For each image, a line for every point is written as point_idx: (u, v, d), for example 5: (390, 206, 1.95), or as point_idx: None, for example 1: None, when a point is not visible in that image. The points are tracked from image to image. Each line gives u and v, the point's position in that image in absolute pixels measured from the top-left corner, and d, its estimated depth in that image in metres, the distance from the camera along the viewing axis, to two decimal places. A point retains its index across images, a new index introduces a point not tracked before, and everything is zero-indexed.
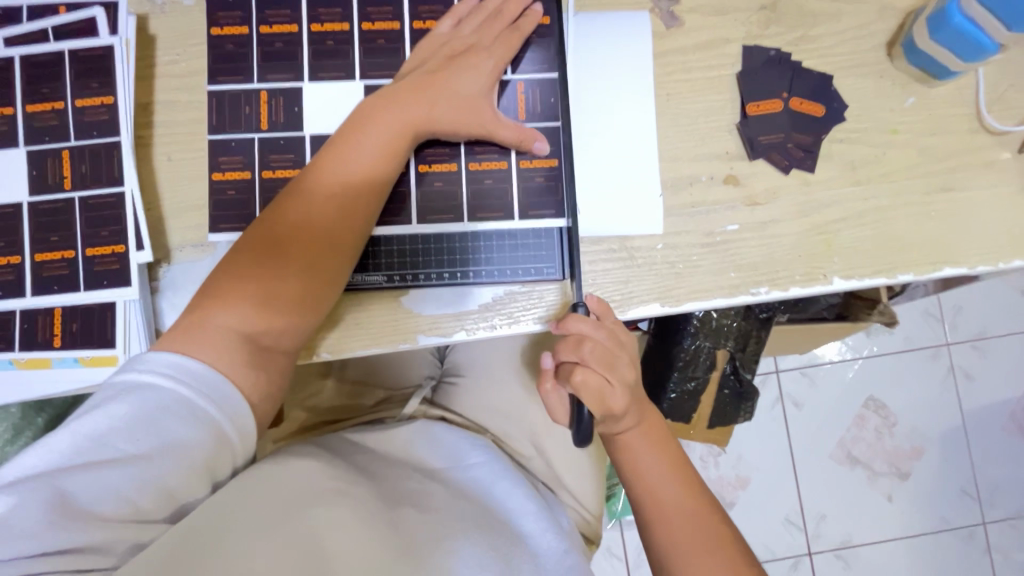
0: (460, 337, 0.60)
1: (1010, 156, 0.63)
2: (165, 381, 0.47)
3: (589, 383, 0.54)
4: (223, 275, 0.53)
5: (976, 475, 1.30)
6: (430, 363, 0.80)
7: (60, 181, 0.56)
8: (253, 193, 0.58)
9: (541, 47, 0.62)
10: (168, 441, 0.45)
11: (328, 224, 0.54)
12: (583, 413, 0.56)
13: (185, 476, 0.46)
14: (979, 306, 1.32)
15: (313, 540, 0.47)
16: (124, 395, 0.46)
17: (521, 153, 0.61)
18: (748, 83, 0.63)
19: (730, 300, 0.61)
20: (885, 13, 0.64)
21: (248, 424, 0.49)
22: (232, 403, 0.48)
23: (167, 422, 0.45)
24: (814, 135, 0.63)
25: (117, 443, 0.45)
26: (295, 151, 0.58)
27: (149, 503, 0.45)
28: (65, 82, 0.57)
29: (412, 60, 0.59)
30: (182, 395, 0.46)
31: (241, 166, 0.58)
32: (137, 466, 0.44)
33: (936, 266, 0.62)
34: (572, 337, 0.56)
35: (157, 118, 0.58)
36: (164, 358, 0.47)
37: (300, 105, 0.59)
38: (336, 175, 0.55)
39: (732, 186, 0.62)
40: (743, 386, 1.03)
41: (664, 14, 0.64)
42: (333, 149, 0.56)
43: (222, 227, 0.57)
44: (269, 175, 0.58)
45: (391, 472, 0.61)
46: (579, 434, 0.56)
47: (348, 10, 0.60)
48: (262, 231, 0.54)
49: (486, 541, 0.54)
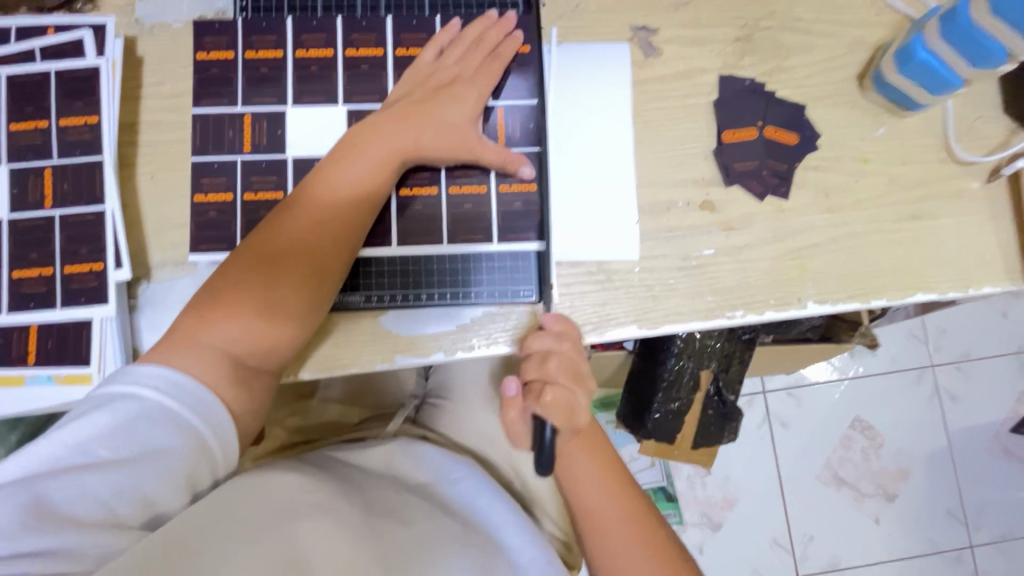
0: (438, 357, 0.60)
1: (979, 186, 0.65)
2: (147, 391, 0.47)
3: (559, 399, 0.55)
4: (211, 294, 0.53)
5: (962, 497, 1.30)
6: (415, 383, 0.81)
7: (41, 199, 0.56)
8: (234, 214, 0.58)
9: (560, 355, 0.56)
10: (150, 448, 0.45)
11: (320, 241, 0.55)
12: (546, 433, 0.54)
13: (165, 484, 0.46)
14: (962, 329, 1.34)
15: (290, 546, 0.46)
16: (106, 404, 0.46)
17: (502, 178, 0.62)
18: (723, 112, 0.65)
19: (706, 324, 0.62)
20: (856, 47, 0.66)
21: (232, 439, 0.50)
22: (215, 413, 0.48)
23: (149, 430, 0.45)
24: (788, 163, 0.64)
25: (97, 450, 0.45)
26: (277, 174, 0.59)
27: (128, 510, 0.44)
28: (50, 101, 0.57)
29: (400, 86, 0.60)
30: (166, 405, 0.46)
31: (223, 188, 0.58)
32: (119, 473, 0.44)
33: (908, 291, 0.63)
34: (536, 355, 0.57)
35: (141, 138, 0.59)
36: (148, 370, 0.47)
37: (283, 128, 0.60)
38: (326, 196, 0.56)
39: (708, 212, 0.63)
40: (726, 407, 1.06)
41: (643, 44, 0.65)
42: (323, 169, 0.57)
43: (203, 247, 0.58)
44: (251, 197, 0.59)
45: (373, 484, 0.61)
46: (542, 461, 0.53)
47: (334, 37, 0.61)
48: (250, 251, 0.54)
49: (463, 549, 0.55)
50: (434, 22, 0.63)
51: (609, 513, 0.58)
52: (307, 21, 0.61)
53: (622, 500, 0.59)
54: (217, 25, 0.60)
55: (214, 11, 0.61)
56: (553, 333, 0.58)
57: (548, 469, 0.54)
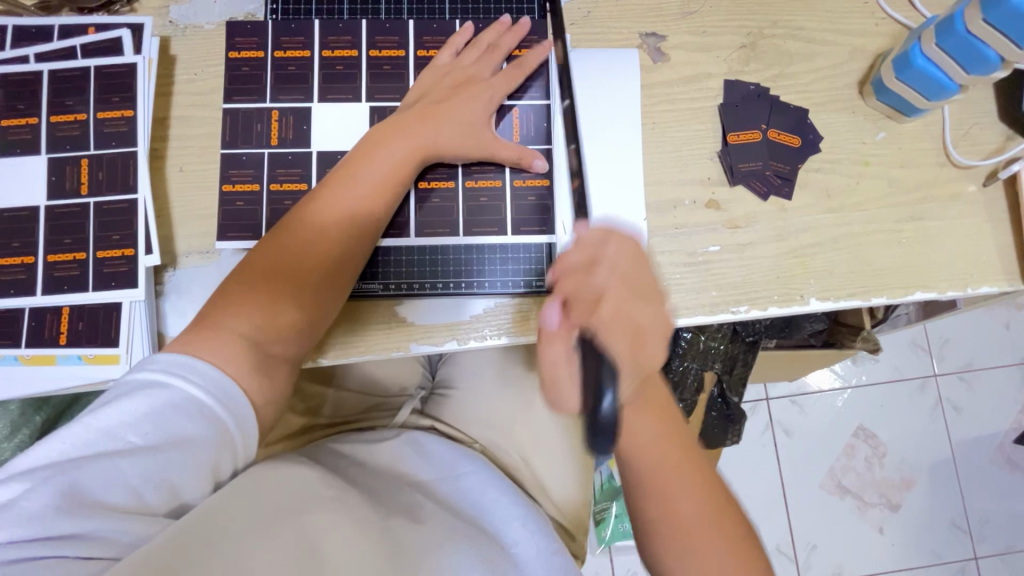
0: (451, 346, 0.62)
1: (976, 190, 0.67)
2: (174, 381, 0.48)
3: (615, 320, 0.45)
4: (236, 283, 0.55)
5: (967, 508, 1.30)
6: (420, 374, 0.82)
7: (77, 187, 0.59)
8: (260, 204, 0.61)
9: (608, 263, 0.46)
10: (176, 436, 0.46)
11: (347, 243, 0.58)
12: (604, 401, 0.40)
13: (190, 473, 0.47)
14: (965, 338, 1.35)
15: (306, 543, 0.48)
16: (135, 392, 0.47)
17: (516, 173, 0.65)
18: (729, 115, 0.67)
19: (711, 318, 0.64)
20: (856, 55, 0.69)
21: (251, 425, 0.51)
22: (236, 404, 0.49)
23: (175, 419, 0.46)
24: (791, 164, 0.67)
25: (126, 437, 0.46)
26: (302, 167, 0.62)
27: (155, 498, 0.46)
28: (88, 96, 0.60)
29: (416, 89, 0.63)
30: (192, 395, 0.48)
31: (250, 180, 0.61)
32: (146, 460, 0.46)
33: (908, 290, 0.65)
34: (579, 266, 0.47)
35: (172, 132, 0.62)
36: (174, 359, 0.49)
37: (309, 124, 0.63)
38: (350, 198, 0.58)
39: (714, 210, 0.66)
40: (730, 409, 1.08)
41: (652, 50, 0.68)
42: (343, 170, 0.59)
43: (229, 236, 0.60)
44: (276, 188, 0.61)
45: (380, 481, 0.63)
46: (597, 431, 0.41)
47: (357, 39, 0.64)
48: (274, 242, 0.57)
49: (475, 546, 0.56)
50: (453, 26, 0.66)
51: (686, 510, 0.52)
52: (334, 24, 0.64)
53: (689, 470, 0.53)
54: (248, 27, 0.64)
55: (245, 14, 0.65)
56: (594, 238, 0.47)
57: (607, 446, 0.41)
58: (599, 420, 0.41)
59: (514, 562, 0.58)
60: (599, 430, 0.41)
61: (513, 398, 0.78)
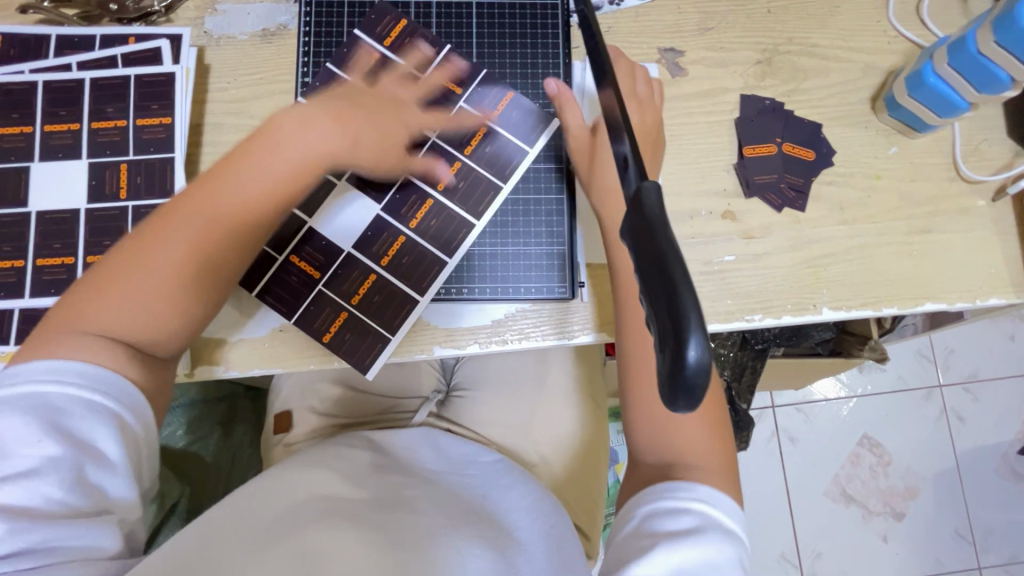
0: (473, 350, 0.64)
1: (985, 205, 0.69)
2: (52, 387, 0.45)
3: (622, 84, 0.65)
4: (97, 285, 0.51)
5: (971, 517, 1.31)
6: (436, 378, 0.82)
7: (116, 191, 0.61)
8: (306, 287, 0.63)
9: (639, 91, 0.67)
10: (76, 435, 0.44)
11: (231, 245, 0.55)
12: (688, 352, 0.28)
13: (107, 466, 0.45)
14: (970, 349, 1.36)
15: (307, 548, 0.48)
16: (9, 408, 0.43)
17: (519, 134, 0.66)
18: (745, 129, 0.69)
19: (726, 325, 0.65)
20: (868, 72, 0.71)
21: (145, 408, 0.49)
22: (127, 391, 0.48)
23: (70, 421, 0.44)
24: (805, 177, 0.69)
25: (18, 451, 0.42)
26: (331, 254, 0.63)
27: (87, 500, 0.44)
28: (128, 103, 0.63)
29: (331, 91, 0.62)
30: (77, 395, 0.45)
31: (294, 288, 0.63)
32: (53, 466, 0.42)
33: (918, 301, 0.67)
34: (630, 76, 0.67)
35: (206, 138, 0.64)
36: (48, 367, 0.46)
37: (327, 233, 0.64)
38: (242, 195, 0.55)
39: (730, 221, 0.68)
40: (738, 416, 1.11)
41: (670, 64, 0.70)
42: (234, 161, 0.56)
43: (269, 301, 0.62)
44: (314, 275, 0.63)
45: (384, 475, 0.64)
46: (686, 384, 0.28)
47: (376, 49, 0.66)
48: (146, 242, 0.52)
49: (481, 536, 0.56)
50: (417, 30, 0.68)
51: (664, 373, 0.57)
52: (340, 51, 0.66)
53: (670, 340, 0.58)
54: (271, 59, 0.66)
55: (277, 26, 0.67)
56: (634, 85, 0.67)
57: (690, 403, 0.29)
58: (678, 384, 0.29)
59: (519, 545, 0.57)
60: (681, 395, 0.29)
61: (528, 401, 0.80)
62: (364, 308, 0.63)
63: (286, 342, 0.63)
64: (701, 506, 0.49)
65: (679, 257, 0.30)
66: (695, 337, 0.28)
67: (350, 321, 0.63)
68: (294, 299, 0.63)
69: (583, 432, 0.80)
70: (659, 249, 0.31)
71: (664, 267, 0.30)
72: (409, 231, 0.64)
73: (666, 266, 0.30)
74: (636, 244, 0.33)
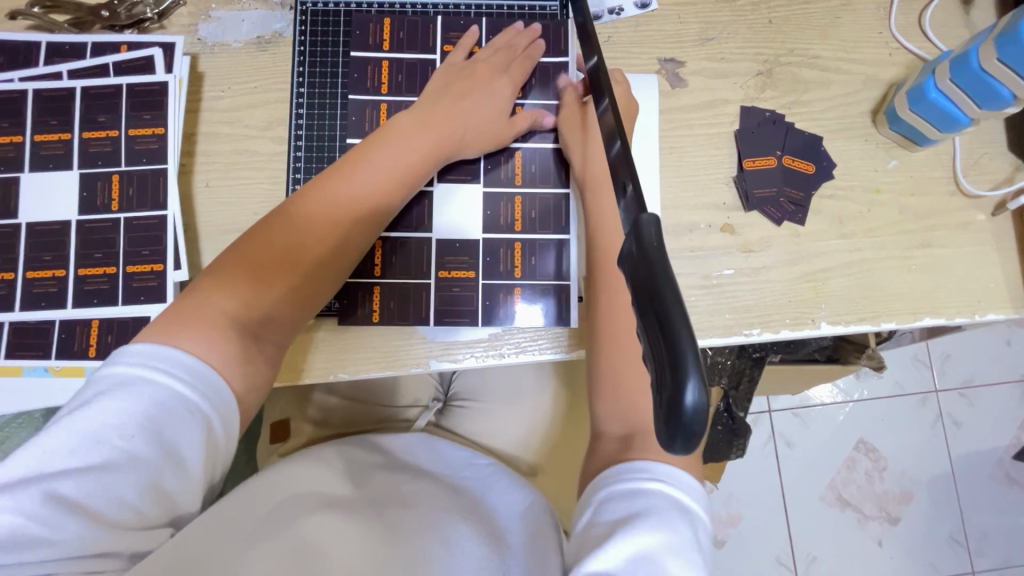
0: (467, 363, 0.63)
1: (985, 219, 0.69)
2: (160, 375, 0.43)
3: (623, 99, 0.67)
4: (217, 273, 0.51)
5: (965, 522, 1.31)
6: (434, 387, 0.82)
7: (108, 203, 0.60)
8: (430, 292, 0.64)
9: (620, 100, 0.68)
10: (168, 443, 0.42)
11: (348, 232, 0.55)
12: (686, 395, 0.28)
13: (183, 476, 0.44)
14: (967, 355, 1.36)
15: (305, 542, 0.48)
16: (114, 391, 0.42)
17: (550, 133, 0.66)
18: (745, 140, 0.69)
19: (725, 339, 0.65)
20: (870, 84, 0.70)
21: (233, 420, 0.47)
22: (223, 398, 0.45)
23: (171, 422, 0.42)
24: (805, 191, 0.68)
25: (114, 441, 0.41)
26: (469, 253, 0.64)
27: (153, 508, 0.43)
28: (119, 113, 0.62)
29: (435, 82, 0.63)
30: (180, 394, 0.43)
31: (458, 287, 0.64)
32: (134, 470, 0.41)
33: (916, 316, 0.67)
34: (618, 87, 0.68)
35: (199, 148, 0.63)
36: (163, 353, 0.44)
37: (456, 240, 0.64)
38: (361, 184, 0.56)
39: (729, 234, 0.67)
40: (736, 423, 1.08)
41: (670, 75, 0.70)
42: (352, 161, 0.57)
43: (390, 303, 0.63)
44: (447, 275, 0.64)
45: (380, 476, 0.64)
46: (684, 427, 0.28)
47: (378, 57, 0.65)
48: (264, 238, 0.53)
49: (476, 532, 0.56)
50: (418, 38, 0.66)
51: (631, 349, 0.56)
52: (351, 75, 0.65)
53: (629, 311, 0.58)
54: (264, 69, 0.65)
55: (272, 33, 0.66)
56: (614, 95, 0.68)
57: (685, 446, 0.29)
58: (675, 426, 0.28)
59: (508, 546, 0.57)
60: (678, 437, 0.28)
61: (524, 410, 0.80)
62: (528, 274, 0.64)
63: (299, 351, 0.62)
64: (657, 486, 0.45)
65: (679, 295, 0.30)
66: (692, 381, 0.28)
67: (528, 290, 0.64)
68: (400, 290, 0.63)
69: (578, 441, 0.80)
70: (658, 282, 0.30)
71: (662, 301, 0.30)
72: (519, 188, 0.65)
73: (664, 297, 0.30)
74: (635, 274, 0.32)
